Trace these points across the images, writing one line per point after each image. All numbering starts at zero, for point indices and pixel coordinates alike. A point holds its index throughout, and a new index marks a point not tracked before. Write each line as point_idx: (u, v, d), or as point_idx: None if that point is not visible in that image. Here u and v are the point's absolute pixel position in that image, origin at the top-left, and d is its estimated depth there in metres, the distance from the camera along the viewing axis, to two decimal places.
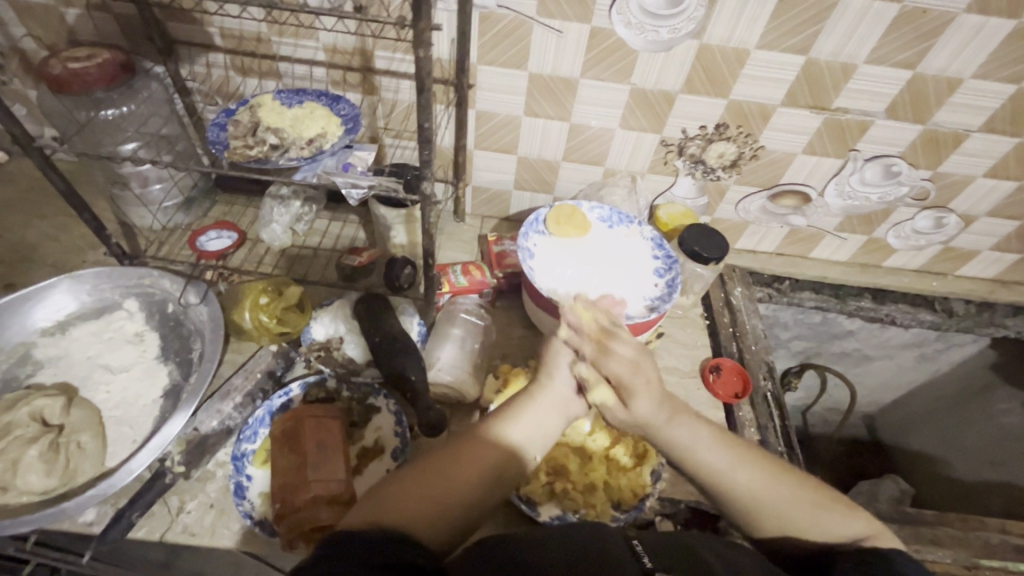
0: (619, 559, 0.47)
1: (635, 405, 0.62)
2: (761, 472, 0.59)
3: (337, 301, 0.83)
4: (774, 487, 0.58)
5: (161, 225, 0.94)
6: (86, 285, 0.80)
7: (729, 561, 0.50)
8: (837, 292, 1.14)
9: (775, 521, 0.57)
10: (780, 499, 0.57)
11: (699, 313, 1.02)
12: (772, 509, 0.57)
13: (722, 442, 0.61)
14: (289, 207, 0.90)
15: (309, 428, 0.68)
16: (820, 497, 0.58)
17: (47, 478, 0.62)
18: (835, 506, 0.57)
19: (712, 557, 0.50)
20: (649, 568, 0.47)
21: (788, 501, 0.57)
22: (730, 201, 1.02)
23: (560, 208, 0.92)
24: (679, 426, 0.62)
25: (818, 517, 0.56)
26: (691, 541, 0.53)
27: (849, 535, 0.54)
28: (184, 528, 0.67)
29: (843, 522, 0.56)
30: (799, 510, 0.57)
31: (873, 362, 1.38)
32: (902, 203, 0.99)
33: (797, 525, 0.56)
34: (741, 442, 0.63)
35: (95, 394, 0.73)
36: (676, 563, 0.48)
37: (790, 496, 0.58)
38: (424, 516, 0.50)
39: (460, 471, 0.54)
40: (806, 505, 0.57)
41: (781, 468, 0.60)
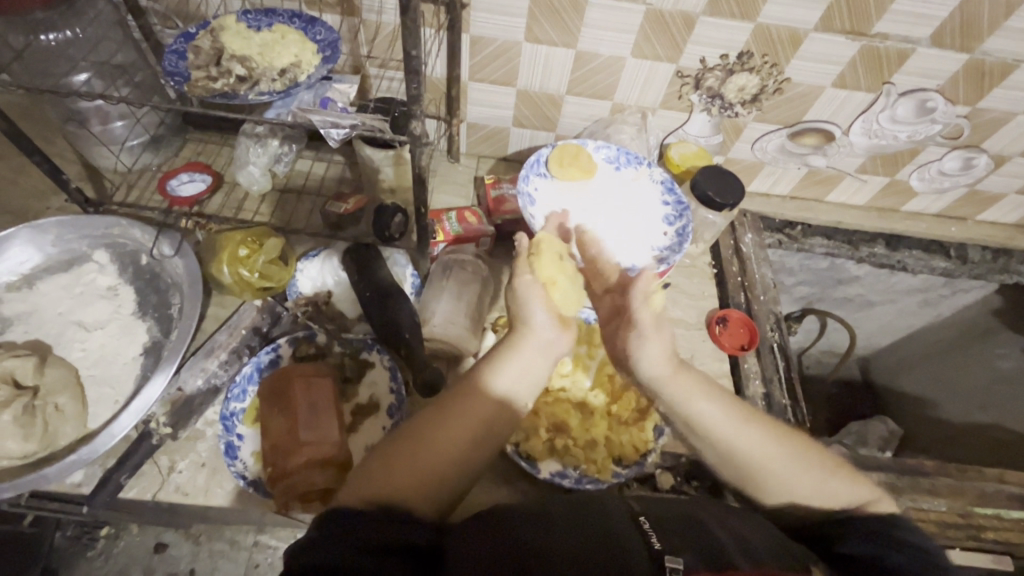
0: (624, 535, 0.48)
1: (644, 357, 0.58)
2: (769, 435, 0.57)
3: (323, 251, 0.78)
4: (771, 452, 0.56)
5: (126, 166, 0.86)
6: (49, 236, 0.74)
7: (742, 539, 0.50)
8: (850, 239, 1.08)
9: (782, 485, 0.56)
10: (775, 468, 0.56)
11: (708, 261, 0.97)
12: (779, 472, 0.56)
13: (729, 406, 0.58)
14: (267, 146, 0.82)
15: (298, 387, 0.64)
16: (826, 460, 0.58)
17: (25, 442, 0.59)
18: (828, 475, 0.57)
19: (720, 531, 0.51)
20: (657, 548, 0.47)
21: (795, 467, 0.56)
22: (746, 139, 0.94)
23: (563, 148, 0.83)
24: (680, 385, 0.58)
25: (807, 484, 0.56)
26: (700, 513, 0.54)
27: (851, 500, 0.56)
28: (176, 487, 0.65)
29: (830, 488, 0.56)
30: (790, 476, 0.56)
31: (876, 307, 1.36)
32: (932, 143, 0.92)
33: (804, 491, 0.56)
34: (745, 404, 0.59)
35: (70, 352, 0.69)
36: (686, 537, 0.49)
37: (785, 463, 0.56)
38: (421, 482, 0.50)
39: (453, 437, 0.53)
40: (816, 472, 0.56)
41: (779, 430, 0.58)
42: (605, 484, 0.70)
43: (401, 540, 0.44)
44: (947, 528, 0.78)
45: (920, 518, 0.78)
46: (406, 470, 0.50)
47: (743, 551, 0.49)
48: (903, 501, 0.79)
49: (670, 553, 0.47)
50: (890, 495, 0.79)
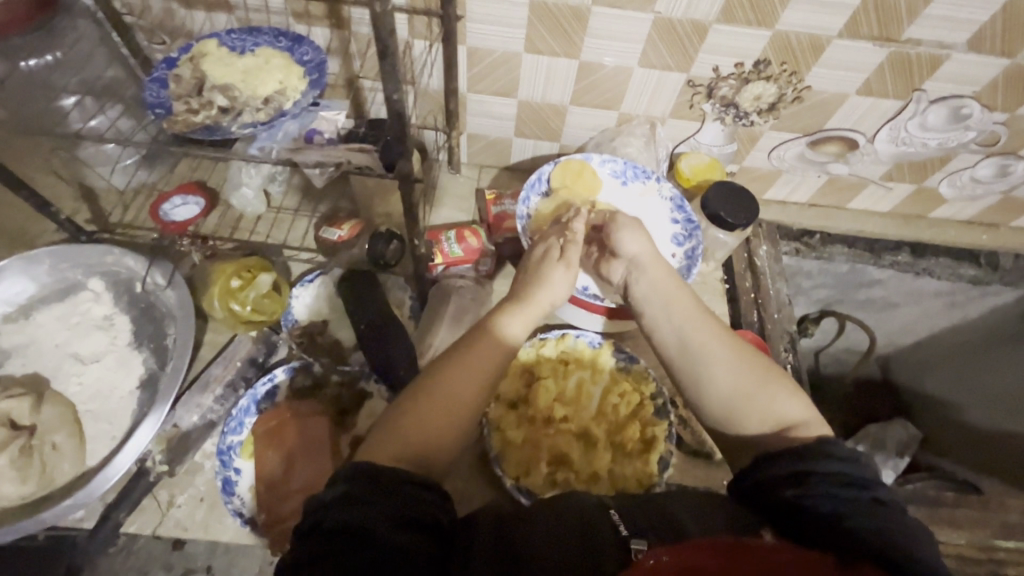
0: (602, 534, 0.44)
1: (622, 238, 0.64)
2: (726, 342, 0.57)
3: (320, 277, 0.76)
4: (724, 355, 0.56)
5: (121, 187, 0.84)
6: (43, 266, 0.73)
7: (698, 514, 0.47)
8: (873, 247, 1.02)
9: (724, 385, 0.55)
10: (731, 386, 0.54)
11: (720, 277, 0.93)
12: (721, 372, 0.55)
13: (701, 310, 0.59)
14: (260, 167, 0.80)
15: (293, 430, 0.67)
16: (779, 380, 0.56)
17: (21, 484, 0.59)
18: (777, 387, 0.55)
19: (681, 507, 0.49)
20: (624, 535, 0.44)
21: (741, 373, 0.55)
22: (763, 147, 0.88)
23: (567, 165, 0.80)
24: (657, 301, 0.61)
25: (763, 404, 0.53)
26: (659, 495, 0.51)
27: (793, 420, 0.53)
28: (176, 522, 0.65)
29: (787, 406, 0.54)
30: (751, 392, 0.54)
31: (897, 309, 1.30)
32: (965, 149, 0.86)
33: (747, 398, 0.54)
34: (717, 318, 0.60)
35: (68, 386, 0.68)
36: (645, 517, 0.47)
37: (740, 376, 0.55)
38: (438, 443, 0.50)
39: (465, 376, 0.52)
40: (760, 381, 0.55)
41: (742, 347, 0.57)
42: None
43: (418, 518, 0.44)
44: (965, 563, 0.75)
45: None
46: (419, 431, 0.50)
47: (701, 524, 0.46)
48: None
49: (635, 537, 0.44)
50: None
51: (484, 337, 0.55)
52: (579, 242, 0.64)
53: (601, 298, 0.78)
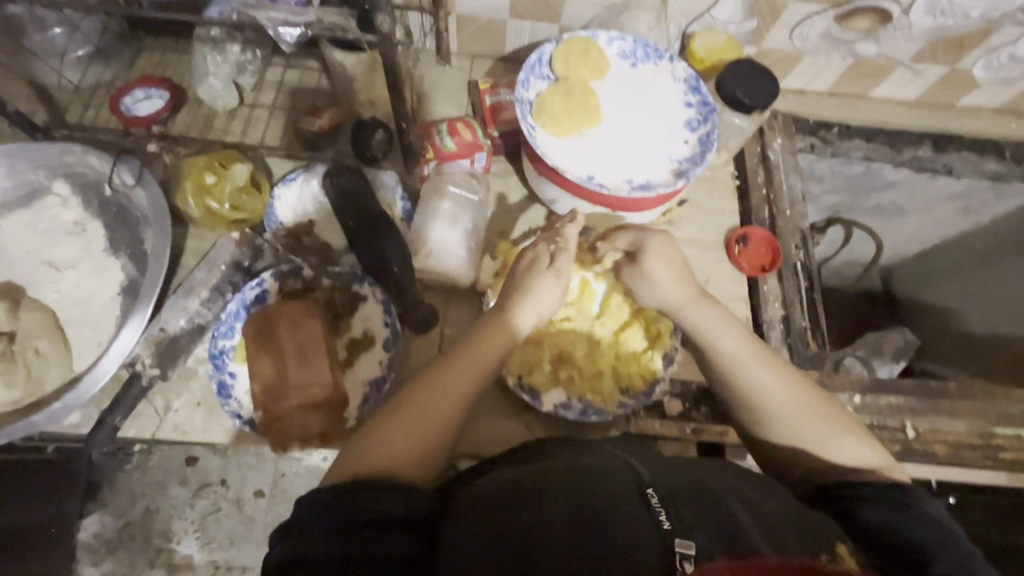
0: (631, 518, 0.40)
1: (648, 265, 0.60)
2: (786, 382, 0.56)
3: (302, 174, 0.70)
4: (789, 405, 0.55)
5: (74, 83, 0.76)
6: (0, 167, 0.66)
7: (759, 503, 0.43)
8: (894, 141, 0.95)
9: (788, 427, 0.55)
10: (784, 410, 0.55)
11: (731, 173, 0.87)
12: (783, 416, 0.55)
13: (750, 340, 0.58)
14: (225, 53, 0.73)
15: (285, 329, 0.61)
16: (840, 419, 0.55)
17: (9, 390, 0.57)
18: (843, 430, 0.54)
19: (738, 506, 0.42)
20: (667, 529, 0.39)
21: (802, 413, 0.55)
22: (786, 23, 0.79)
23: (570, 44, 0.72)
24: (698, 317, 0.59)
25: (813, 443, 0.54)
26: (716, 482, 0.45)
27: (864, 462, 0.53)
28: (175, 426, 0.64)
29: (846, 451, 0.53)
30: (802, 424, 0.55)
31: (910, 214, 1.25)
32: (1009, 20, 0.77)
33: (813, 440, 0.54)
34: (768, 352, 0.59)
35: (45, 294, 0.65)
36: (698, 509, 0.41)
37: (796, 407, 0.55)
38: (406, 456, 0.49)
39: (446, 396, 0.53)
40: (825, 424, 0.54)
41: (797, 382, 0.57)
42: (610, 414, 0.68)
43: (386, 514, 0.43)
44: (963, 450, 0.76)
45: (935, 440, 0.76)
46: (394, 445, 0.49)
47: (761, 527, 0.40)
48: (920, 424, 0.77)
49: (680, 536, 0.39)
50: (907, 418, 0.76)
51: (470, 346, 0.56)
52: (571, 247, 0.61)
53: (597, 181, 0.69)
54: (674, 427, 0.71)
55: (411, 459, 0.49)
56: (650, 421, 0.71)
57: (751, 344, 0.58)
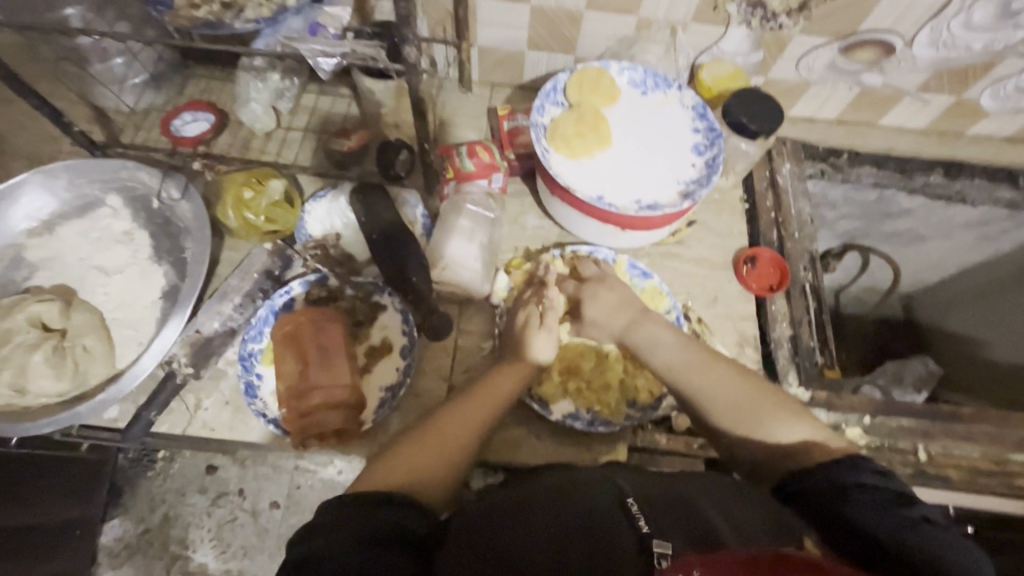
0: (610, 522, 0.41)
1: (588, 310, 0.69)
2: (716, 376, 0.61)
3: (332, 191, 0.76)
4: (720, 397, 0.60)
5: (130, 107, 0.84)
6: (62, 181, 0.74)
7: (733, 516, 0.44)
8: (903, 167, 0.96)
9: (721, 419, 0.59)
10: (714, 402, 0.60)
11: (739, 196, 0.90)
12: (714, 407, 0.60)
13: (683, 344, 0.65)
14: (266, 80, 0.79)
15: (308, 331, 0.66)
16: (773, 402, 0.59)
17: (58, 382, 0.62)
18: (772, 412, 0.58)
19: (712, 511, 0.44)
20: (646, 531, 0.40)
21: (732, 402, 0.59)
22: (791, 55, 0.83)
23: (583, 74, 0.77)
24: (642, 331, 0.67)
25: (751, 428, 0.58)
26: (688, 489, 0.47)
27: (795, 442, 0.55)
28: (203, 424, 0.68)
29: (782, 432, 0.57)
30: (740, 414, 0.59)
31: (927, 242, 1.24)
32: (1012, 53, 0.80)
33: (743, 427, 0.58)
34: (705, 350, 0.64)
35: (94, 296, 0.71)
36: (671, 516, 0.42)
37: (731, 399, 0.60)
38: (422, 478, 0.52)
39: (461, 421, 0.57)
40: (756, 409, 0.58)
41: (733, 375, 0.61)
42: (617, 426, 0.70)
43: (401, 527, 0.43)
44: (978, 475, 0.75)
45: (949, 464, 0.75)
46: (408, 464, 0.52)
47: (734, 530, 0.42)
48: (932, 447, 0.76)
49: (657, 537, 0.40)
50: (918, 441, 0.76)
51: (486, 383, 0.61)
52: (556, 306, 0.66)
53: (607, 201, 0.73)
54: (681, 441, 0.72)
55: (424, 475, 0.52)
56: (657, 435, 0.72)
57: (689, 350, 0.64)
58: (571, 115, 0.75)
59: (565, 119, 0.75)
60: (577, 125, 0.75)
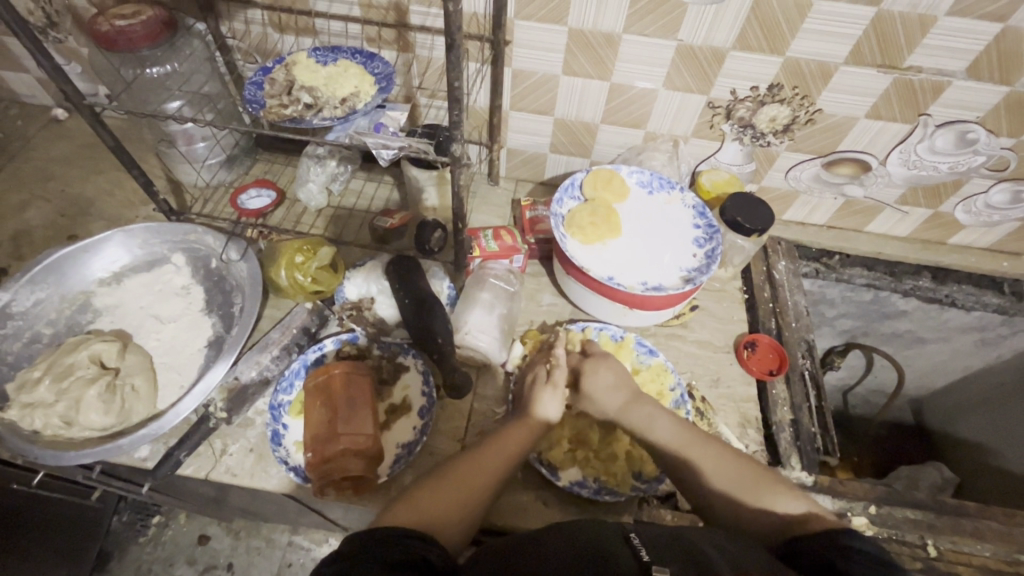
0: (618, 556, 0.46)
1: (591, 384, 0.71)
2: (716, 455, 0.64)
3: (370, 262, 0.84)
4: (722, 476, 0.62)
5: (205, 182, 0.97)
6: (137, 240, 0.84)
7: (733, 555, 0.48)
8: (893, 271, 1.06)
9: (723, 497, 0.61)
10: (716, 480, 0.62)
11: (738, 287, 0.97)
12: (718, 486, 0.62)
13: (682, 425, 0.67)
14: (325, 166, 0.92)
15: (340, 382, 0.72)
16: (770, 480, 0.62)
17: (106, 416, 0.67)
18: (771, 489, 0.61)
19: (709, 547, 0.49)
20: (647, 560, 0.46)
21: (733, 479, 0.62)
22: (780, 168, 0.95)
23: (597, 173, 0.88)
24: (642, 409, 0.69)
25: (748, 502, 0.60)
26: (691, 533, 0.51)
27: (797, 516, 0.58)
28: (227, 468, 0.72)
29: (781, 505, 0.59)
30: (741, 487, 0.61)
31: (926, 345, 1.28)
32: (976, 174, 0.91)
33: (746, 503, 0.60)
34: (701, 432, 0.67)
35: (147, 341, 0.78)
36: (671, 548, 0.48)
37: (727, 476, 0.62)
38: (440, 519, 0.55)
39: (476, 473, 0.60)
40: (757, 487, 0.61)
41: (730, 455, 0.64)
42: (623, 497, 0.71)
43: (422, 558, 0.47)
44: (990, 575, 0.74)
45: (958, 560, 0.75)
46: (424, 507, 0.55)
47: (729, 562, 0.47)
48: (940, 542, 0.76)
49: (657, 564, 0.45)
50: (926, 534, 0.76)
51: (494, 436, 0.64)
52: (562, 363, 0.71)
53: (617, 282, 0.80)
54: (686, 517, 0.73)
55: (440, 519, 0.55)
56: (661, 510, 0.74)
57: (688, 426, 0.67)
58: (586, 208, 0.85)
59: (582, 210, 0.85)
60: (594, 217, 0.84)
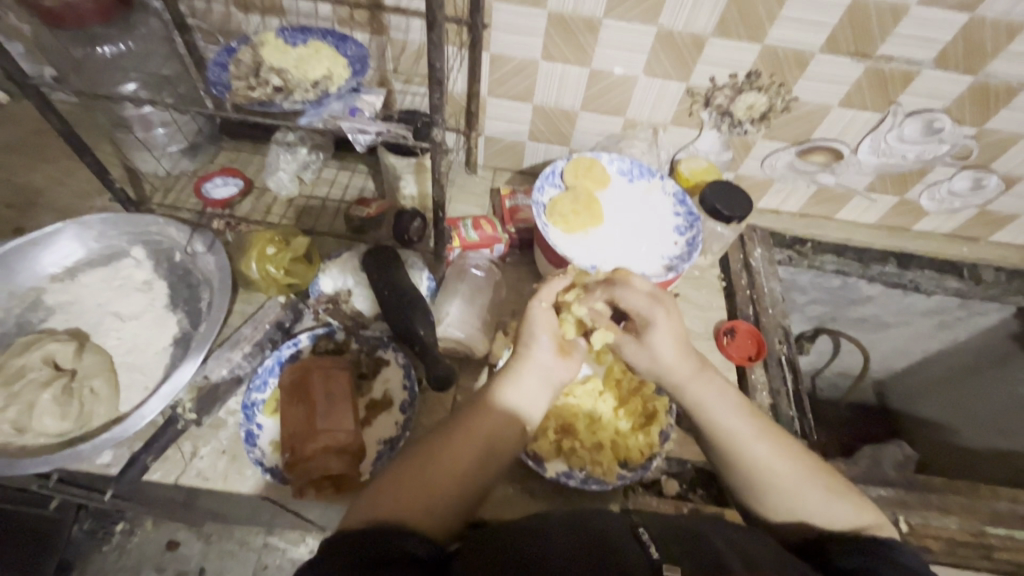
0: (626, 551, 0.46)
1: (652, 340, 0.62)
2: (780, 451, 0.58)
3: (345, 253, 0.81)
4: (787, 478, 0.57)
5: (165, 170, 0.92)
6: (93, 232, 0.79)
7: (741, 550, 0.48)
8: (861, 257, 1.09)
9: (784, 501, 0.56)
10: (781, 483, 0.56)
11: (716, 274, 0.98)
12: (781, 488, 0.56)
13: (746, 413, 0.60)
14: (295, 153, 0.89)
15: (317, 377, 0.68)
16: (833, 483, 0.58)
17: (61, 421, 0.63)
18: (836, 494, 0.56)
19: (723, 544, 0.48)
20: (656, 557, 0.45)
21: (799, 482, 0.56)
22: (756, 155, 0.96)
23: (578, 161, 0.87)
24: (700, 388, 0.61)
25: (810, 507, 0.55)
26: (700, 527, 0.51)
27: (857, 524, 0.54)
28: (198, 472, 0.68)
29: (840, 513, 0.55)
30: (791, 492, 0.56)
31: (890, 328, 1.32)
32: (941, 162, 0.94)
33: (808, 509, 0.55)
34: (766, 420, 0.61)
35: (106, 340, 0.73)
36: (681, 546, 0.47)
37: (792, 478, 0.57)
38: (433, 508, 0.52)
39: (460, 462, 0.55)
40: (823, 490, 0.56)
41: (794, 448, 0.59)
42: (610, 485, 0.71)
43: (410, 555, 0.45)
44: (957, 547, 0.77)
45: (929, 535, 0.77)
46: (401, 497, 0.51)
47: (741, 560, 0.46)
48: (912, 517, 0.79)
49: (667, 562, 0.44)
50: (898, 511, 0.79)
51: (484, 410, 0.58)
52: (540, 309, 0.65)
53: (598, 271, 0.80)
54: (670, 503, 0.74)
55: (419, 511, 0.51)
56: (648, 497, 0.75)
57: (749, 416, 0.60)
58: (567, 196, 0.84)
59: (562, 199, 0.84)
60: (578, 206, 0.83)
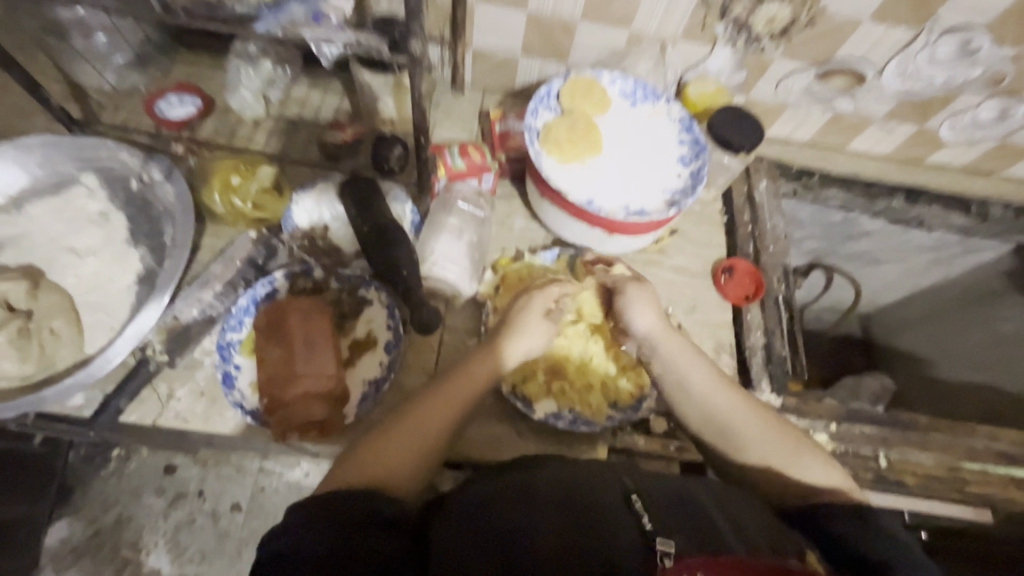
0: (615, 519, 0.44)
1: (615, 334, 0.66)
2: (748, 413, 0.61)
3: (320, 184, 0.75)
4: (759, 441, 0.59)
5: (113, 85, 0.82)
6: (35, 157, 0.71)
7: (736, 518, 0.47)
8: (868, 191, 1.02)
9: (759, 461, 0.59)
10: (753, 445, 0.59)
11: (718, 209, 0.93)
12: (753, 448, 0.59)
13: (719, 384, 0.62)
14: (259, 68, 0.80)
15: (295, 319, 0.64)
16: (801, 440, 0.61)
17: (21, 364, 0.60)
18: (806, 452, 0.59)
19: (716, 511, 0.47)
20: (649, 528, 0.44)
21: (771, 443, 0.59)
22: (771, 78, 0.88)
23: (576, 80, 0.78)
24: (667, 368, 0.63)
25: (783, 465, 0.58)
26: (692, 488, 0.50)
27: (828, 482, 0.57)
28: (176, 414, 0.66)
29: (812, 471, 0.58)
30: (765, 455, 0.59)
31: (885, 264, 1.30)
32: (970, 89, 0.86)
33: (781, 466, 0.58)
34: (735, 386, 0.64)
35: (64, 278, 0.68)
36: (675, 514, 0.46)
37: (763, 440, 0.59)
38: (396, 468, 0.53)
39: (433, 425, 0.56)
40: (792, 449, 0.59)
41: (760, 411, 0.62)
42: (599, 425, 0.70)
43: (377, 512, 0.46)
44: (932, 481, 0.79)
45: (906, 470, 0.80)
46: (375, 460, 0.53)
47: (735, 532, 0.45)
48: (891, 454, 0.80)
49: (661, 535, 0.43)
50: (879, 448, 0.80)
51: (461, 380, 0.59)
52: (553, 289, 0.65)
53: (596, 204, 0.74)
54: (658, 442, 0.73)
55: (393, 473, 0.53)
56: (636, 437, 0.73)
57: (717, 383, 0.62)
58: (563, 125, 0.76)
59: (556, 125, 0.76)
60: (578, 131, 0.76)
